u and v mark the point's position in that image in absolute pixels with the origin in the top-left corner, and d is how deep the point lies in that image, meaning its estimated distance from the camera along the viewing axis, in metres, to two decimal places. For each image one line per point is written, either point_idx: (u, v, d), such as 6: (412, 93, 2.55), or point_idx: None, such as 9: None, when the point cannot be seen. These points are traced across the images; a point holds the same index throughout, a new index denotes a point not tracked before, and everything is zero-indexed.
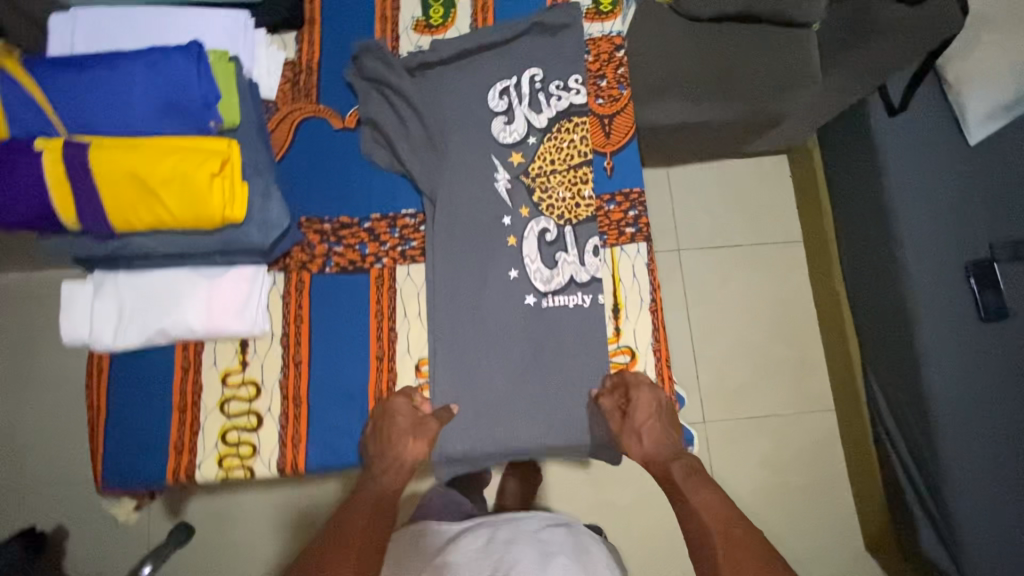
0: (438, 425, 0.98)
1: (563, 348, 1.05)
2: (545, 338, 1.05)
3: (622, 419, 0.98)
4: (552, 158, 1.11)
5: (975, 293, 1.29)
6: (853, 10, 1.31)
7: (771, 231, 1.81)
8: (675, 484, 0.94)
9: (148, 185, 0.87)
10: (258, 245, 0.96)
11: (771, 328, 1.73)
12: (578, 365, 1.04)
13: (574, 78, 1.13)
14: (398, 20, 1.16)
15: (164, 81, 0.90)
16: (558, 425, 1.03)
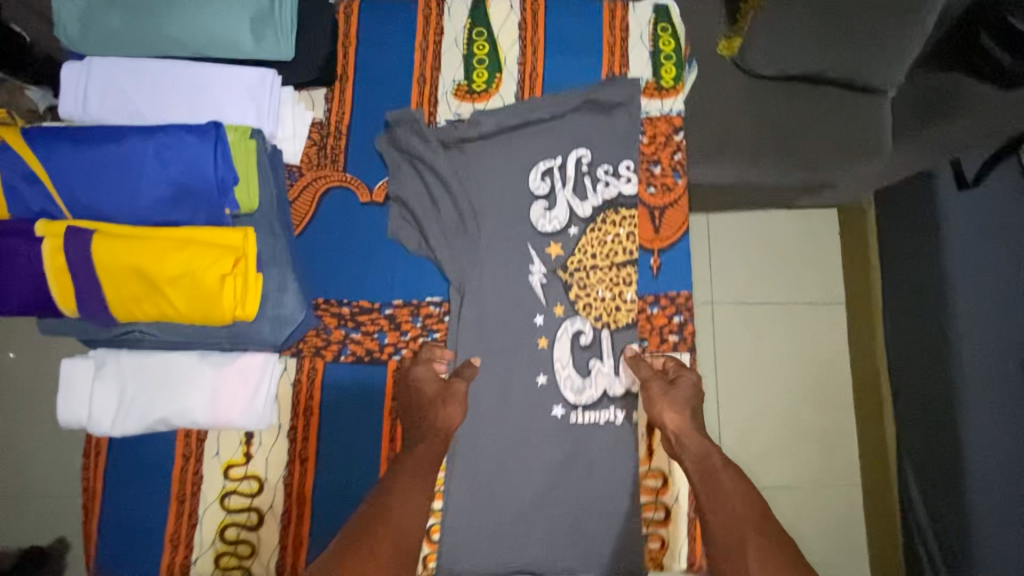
0: (465, 385, 0.94)
1: (590, 467, 0.97)
2: (571, 451, 0.97)
3: (662, 392, 0.92)
4: (594, 252, 1.02)
5: None
6: (934, 86, 1.06)
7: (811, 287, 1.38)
8: (700, 471, 0.86)
9: (154, 283, 0.80)
10: (270, 342, 0.89)
11: (807, 410, 1.32)
12: (603, 489, 0.96)
13: (625, 164, 1.03)
14: (438, 83, 1.06)
15: (178, 165, 0.81)
16: (578, 552, 0.95)
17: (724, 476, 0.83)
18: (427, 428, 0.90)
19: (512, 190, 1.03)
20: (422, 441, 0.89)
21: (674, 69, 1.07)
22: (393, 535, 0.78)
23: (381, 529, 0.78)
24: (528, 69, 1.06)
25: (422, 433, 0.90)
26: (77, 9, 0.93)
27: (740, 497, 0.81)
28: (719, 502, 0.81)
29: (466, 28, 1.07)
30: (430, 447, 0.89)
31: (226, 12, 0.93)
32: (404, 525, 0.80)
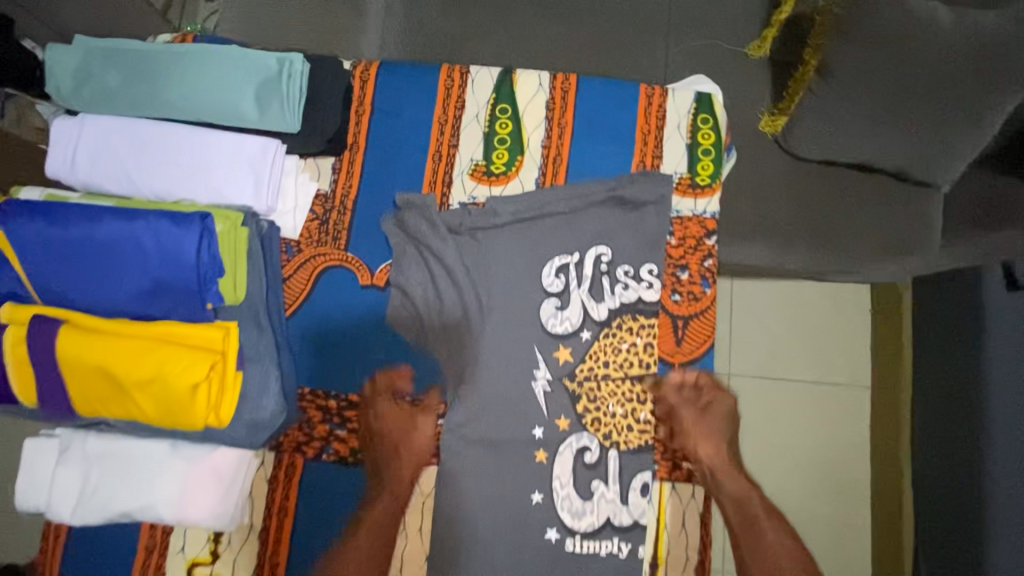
0: (433, 421, 0.92)
1: None
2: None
3: (698, 424, 0.92)
4: (606, 362, 0.93)
5: None
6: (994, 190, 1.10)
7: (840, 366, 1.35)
8: (728, 499, 0.89)
9: (121, 384, 0.73)
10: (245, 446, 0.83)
11: (830, 490, 1.28)
12: None
13: (647, 267, 0.95)
14: (455, 161, 0.99)
15: (156, 257, 0.74)
16: None
17: (756, 512, 0.89)
18: (401, 438, 0.90)
19: (523, 284, 0.94)
20: (399, 454, 0.90)
21: (713, 164, 0.99)
22: (365, 557, 0.85)
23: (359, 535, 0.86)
24: (552, 153, 0.99)
25: (398, 439, 0.90)
26: (73, 64, 0.87)
27: (779, 544, 0.87)
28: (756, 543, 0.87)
29: (489, 104, 1.00)
30: (404, 466, 0.89)
31: (232, 79, 0.87)
32: (377, 522, 0.87)
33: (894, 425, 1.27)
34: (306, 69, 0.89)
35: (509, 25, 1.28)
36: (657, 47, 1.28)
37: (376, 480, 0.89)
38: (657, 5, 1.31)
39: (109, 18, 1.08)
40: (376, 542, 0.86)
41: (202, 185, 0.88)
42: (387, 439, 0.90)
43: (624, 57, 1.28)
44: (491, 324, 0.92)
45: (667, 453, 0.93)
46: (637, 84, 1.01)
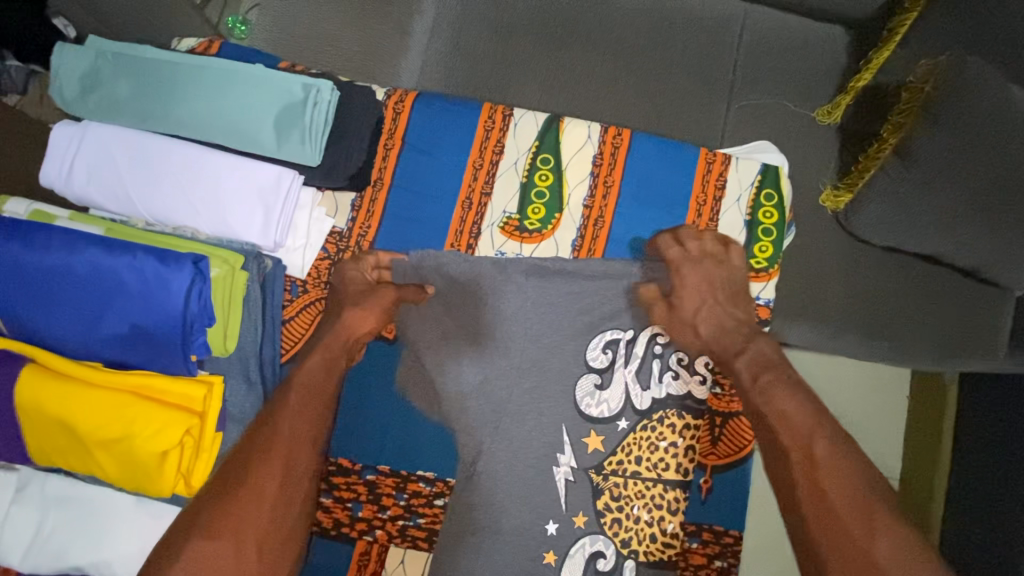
0: (394, 296, 0.84)
1: None
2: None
3: (687, 293, 0.84)
4: (639, 457, 0.83)
5: None
6: None
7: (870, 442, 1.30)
8: (776, 411, 0.71)
9: (81, 439, 0.65)
10: None
11: None
12: None
13: (703, 359, 0.85)
14: (486, 211, 0.89)
15: (138, 302, 0.66)
16: None
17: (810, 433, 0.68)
18: (335, 322, 0.81)
19: (548, 358, 0.84)
20: (351, 305, 0.82)
21: (772, 247, 0.88)
22: (290, 442, 0.71)
23: (264, 465, 0.67)
24: (595, 213, 0.89)
25: (352, 299, 0.82)
26: (82, 70, 0.81)
27: (837, 459, 0.66)
28: (820, 480, 0.64)
29: (530, 152, 0.90)
30: (360, 314, 0.81)
31: (252, 102, 0.80)
32: (296, 460, 0.70)
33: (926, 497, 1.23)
34: (334, 98, 0.81)
35: (567, 64, 1.21)
36: (718, 105, 1.22)
37: (302, 387, 0.75)
38: (725, 58, 1.23)
39: (145, 20, 1.02)
40: (290, 487, 0.69)
41: (205, 213, 0.79)
42: (339, 301, 0.83)
43: (683, 112, 1.21)
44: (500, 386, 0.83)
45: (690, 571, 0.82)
46: (697, 148, 0.91)
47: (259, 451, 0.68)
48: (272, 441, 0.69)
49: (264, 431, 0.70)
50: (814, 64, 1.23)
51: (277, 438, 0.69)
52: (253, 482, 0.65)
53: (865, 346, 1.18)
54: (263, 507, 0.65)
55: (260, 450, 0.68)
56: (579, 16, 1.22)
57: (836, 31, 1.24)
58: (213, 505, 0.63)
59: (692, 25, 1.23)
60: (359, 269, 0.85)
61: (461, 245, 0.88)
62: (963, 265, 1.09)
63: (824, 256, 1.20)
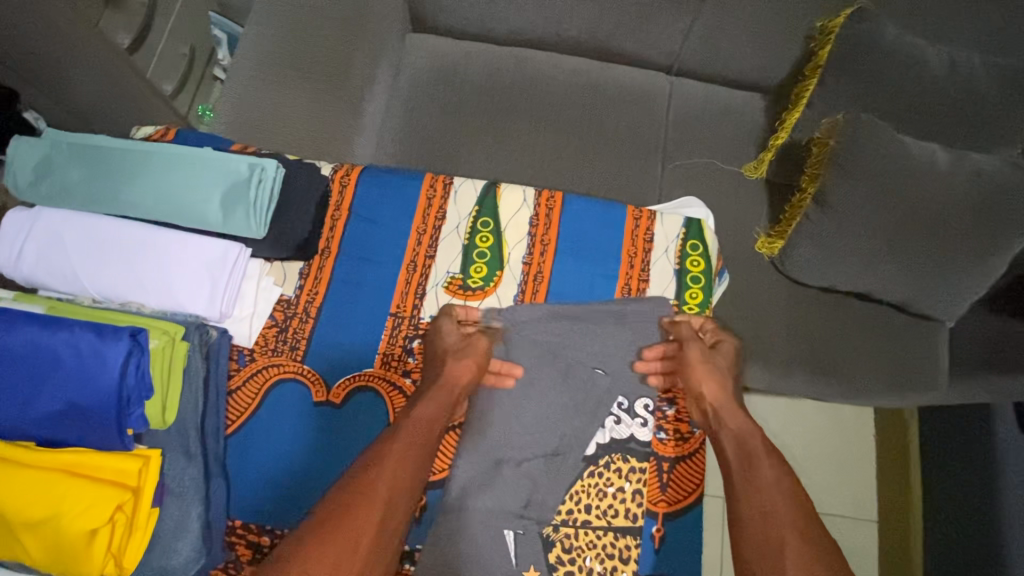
0: (487, 341, 0.89)
1: None
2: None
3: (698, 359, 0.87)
4: (587, 503, 0.84)
5: None
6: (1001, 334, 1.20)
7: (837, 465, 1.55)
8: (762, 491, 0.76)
9: (8, 523, 0.63)
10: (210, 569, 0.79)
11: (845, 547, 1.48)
12: None
13: (643, 401, 0.89)
14: (430, 272, 0.93)
15: (73, 378, 0.66)
16: None
17: (784, 524, 0.72)
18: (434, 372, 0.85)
19: (492, 407, 0.87)
20: (452, 357, 0.85)
21: (702, 293, 0.94)
22: (388, 492, 0.73)
23: (366, 513, 0.70)
24: (533, 269, 0.94)
25: (454, 350, 0.87)
26: (36, 159, 0.85)
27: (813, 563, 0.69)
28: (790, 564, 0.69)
29: (471, 216, 0.96)
30: (458, 364, 0.85)
31: (199, 181, 0.84)
32: (393, 507, 0.73)
33: (904, 486, 1.46)
34: (279, 175, 0.86)
35: (514, 136, 1.32)
36: (653, 167, 1.32)
37: (408, 438, 0.78)
38: (655, 124, 1.35)
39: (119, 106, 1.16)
40: (382, 545, 0.71)
41: (153, 288, 0.82)
42: (442, 351, 0.86)
43: (621, 173, 1.31)
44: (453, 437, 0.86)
45: None
46: (625, 205, 0.98)
47: (347, 521, 0.69)
48: (371, 493, 0.72)
49: (362, 479, 0.73)
50: (736, 125, 1.35)
51: (377, 487, 0.73)
52: (351, 528, 0.69)
53: (811, 383, 1.25)
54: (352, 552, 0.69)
55: (359, 495, 0.72)
56: (522, 96, 1.34)
57: (754, 97, 1.37)
58: (304, 547, 0.67)
59: (623, 99, 1.36)
60: (454, 324, 0.89)
61: (407, 307, 0.92)
62: (896, 300, 1.20)
63: (765, 300, 1.28)
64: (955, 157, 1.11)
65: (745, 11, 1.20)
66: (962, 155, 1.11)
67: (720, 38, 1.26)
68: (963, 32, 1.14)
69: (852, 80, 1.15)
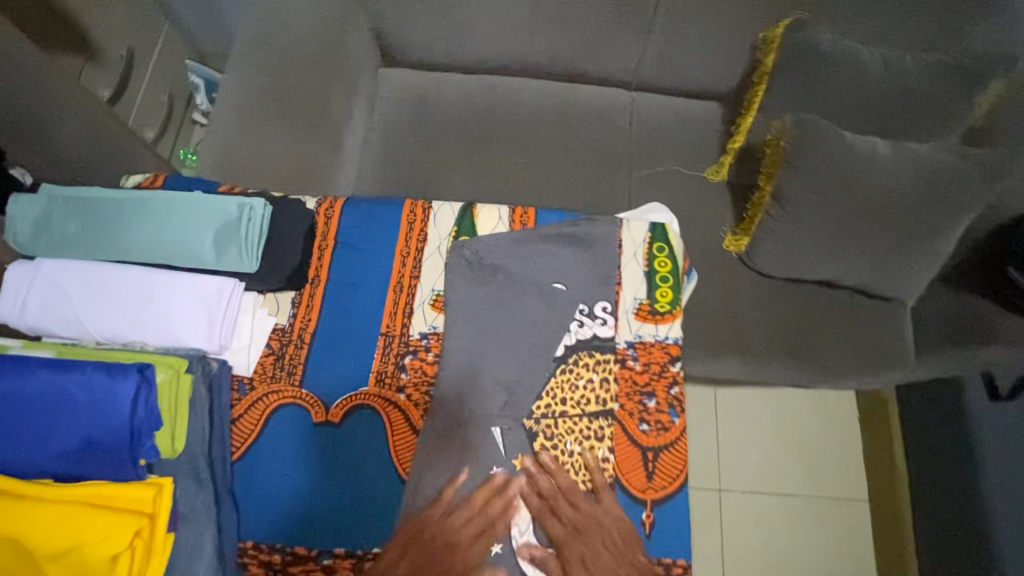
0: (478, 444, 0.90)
1: None
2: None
3: (604, 475, 0.89)
4: (563, 397, 0.93)
5: None
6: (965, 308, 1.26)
7: (823, 448, 1.71)
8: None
9: (31, 558, 0.66)
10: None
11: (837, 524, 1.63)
12: None
13: (601, 304, 0.97)
14: (416, 291, 0.99)
15: (87, 414, 0.71)
16: None
17: None
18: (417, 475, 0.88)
19: (483, 413, 0.92)
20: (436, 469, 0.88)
21: (671, 291, 1.00)
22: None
23: None
24: (510, 280, 0.98)
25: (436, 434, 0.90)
26: (34, 213, 0.90)
27: None
28: None
29: (450, 236, 1.02)
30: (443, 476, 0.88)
31: (191, 224, 0.89)
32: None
33: (890, 459, 1.59)
34: (267, 213, 0.92)
35: (488, 159, 1.39)
36: (622, 178, 1.40)
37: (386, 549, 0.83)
38: (621, 138, 1.43)
39: (105, 155, 1.20)
40: None
41: (152, 327, 0.87)
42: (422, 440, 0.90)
43: (592, 186, 1.39)
44: (451, 444, 0.90)
45: None
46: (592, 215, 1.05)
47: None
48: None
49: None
50: (694, 134, 1.44)
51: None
52: None
53: (789, 370, 1.31)
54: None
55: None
56: (492, 121, 1.42)
57: (709, 105, 1.47)
58: None
59: (588, 116, 1.44)
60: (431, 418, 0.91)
61: (396, 326, 0.97)
62: (857, 284, 1.28)
63: (736, 295, 1.35)
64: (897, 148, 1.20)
65: (693, 30, 1.29)
66: (902, 145, 1.20)
67: (673, 54, 1.35)
68: (891, 34, 1.24)
69: (795, 85, 1.24)
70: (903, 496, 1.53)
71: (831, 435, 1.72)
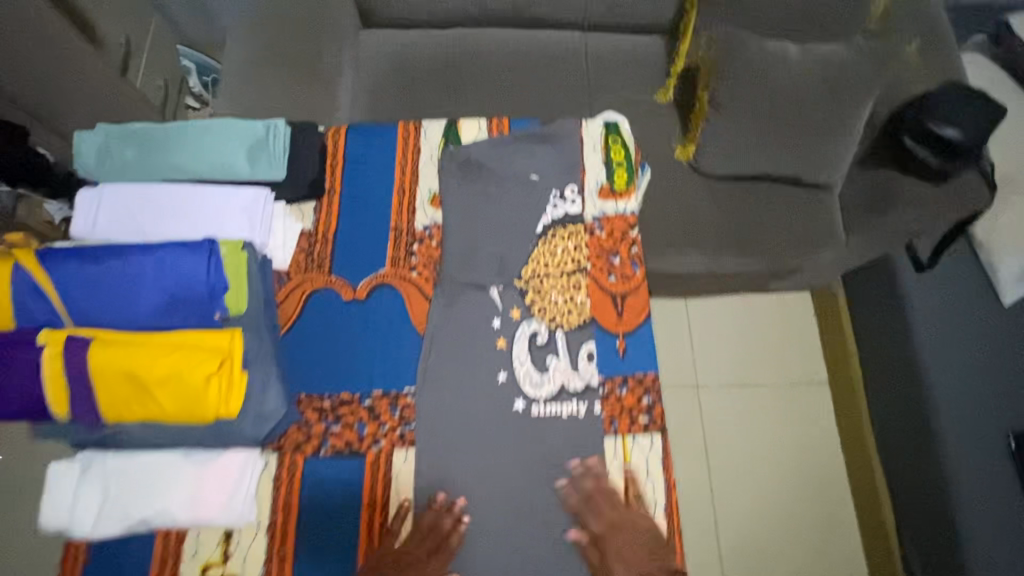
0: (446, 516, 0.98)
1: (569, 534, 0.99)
2: (563, 551, 0.97)
3: (610, 531, 0.97)
4: (546, 262, 1.13)
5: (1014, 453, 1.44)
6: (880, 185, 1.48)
7: (785, 342, 1.97)
8: None
9: (144, 384, 0.86)
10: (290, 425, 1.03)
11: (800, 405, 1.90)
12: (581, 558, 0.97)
13: (570, 187, 1.17)
14: (416, 192, 1.19)
15: (174, 277, 0.91)
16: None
17: None
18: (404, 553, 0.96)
19: (482, 280, 1.12)
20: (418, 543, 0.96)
21: (626, 174, 1.21)
22: None
23: None
24: (492, 176, 1.18)
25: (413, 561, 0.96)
26: (95, 146, 1.08)
27: None
28: None
29: (440, 146, 1.22)
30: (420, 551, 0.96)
31: (228, 143, 1.09)
32: None
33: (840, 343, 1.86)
34: (288, 131, 1.12)
35: (464, 100, 1.59)
36: (583, 106, 1.60)
37: None
38: (578, 73, 1.64)
39: None
40: None
41: (205, 228, 1.06)
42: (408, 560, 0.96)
43: (558, 114, 1.59)
44: (459, 303, 1.11)
45: (622, 410, 1.06)
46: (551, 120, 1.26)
47: None
48: None
49: None
50: (641, 64, 1.66)
51: None
52: None
53: (740, 255, 1.53)
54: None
55: None
56: (465, 68, 1.62)
57: (652, 39, 1.68)
58: None
59: (549, 57, 1.65)
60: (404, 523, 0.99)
61: (403, 220, 1.17)
62: (788, 173, 1.51)
63: (689, 195, 1.56)
64: (807, 53, 1.44)
65: None
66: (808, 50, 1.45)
67: None
68: None
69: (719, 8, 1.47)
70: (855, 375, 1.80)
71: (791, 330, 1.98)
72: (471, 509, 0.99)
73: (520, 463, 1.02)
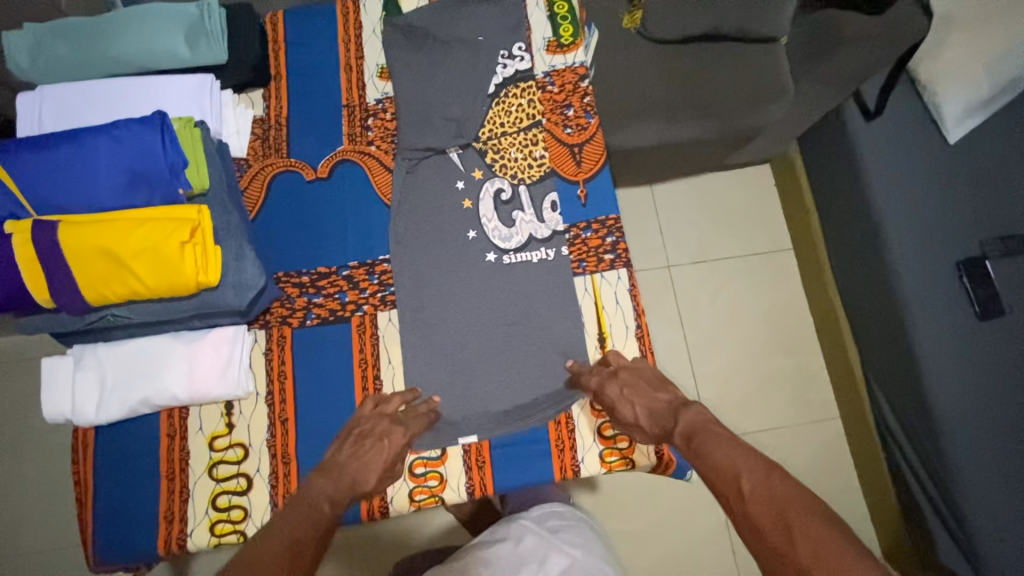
0: (421, 416, 0.99)
1: (551, 367, 1.05)
2: (545, 379, 1.04)
3: (616, 380, 0.96)
4: (502, 121, 1.15)
5: (969, 291, 1.39)
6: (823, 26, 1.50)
7: (750, 213, 1.99)
8: (723, 457, 0.78)
9: (120, 258, 0.88)
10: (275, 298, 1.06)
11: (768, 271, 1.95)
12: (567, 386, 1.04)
13: (518, 45, 1.18)
14: (364, 68, 1.19)
15: (127, 155, 0.91)
16: (553, 448, 1.02)
17: (752, 469, 0.75)
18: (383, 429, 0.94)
19: (440, 144, 1.13)
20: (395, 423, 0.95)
21: (572, 27, 1.21)
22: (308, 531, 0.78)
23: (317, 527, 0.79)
24: (439, 42, 1.18)
25: (383, 433, 0.93)
26: (27, 49, 1.06)
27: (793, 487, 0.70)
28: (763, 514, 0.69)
29: (381, 20, 1.21)
30: (392, 428, 0.94)
31: (162, 29, 1.06)
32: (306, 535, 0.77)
33: (802, 205, 1.89)
34: (222, 12, 1.09)
35: None
36: None
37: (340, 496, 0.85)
38: None
39: None
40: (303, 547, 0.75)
41: None
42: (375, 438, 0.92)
43: None
44: (420, 170, 1.13)
45: (589, 250, 1.10)
46: None
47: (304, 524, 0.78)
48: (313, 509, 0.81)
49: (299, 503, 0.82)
50: None
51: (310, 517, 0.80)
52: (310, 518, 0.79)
53: (695, 115, 1.52)
54: (396, 448, 0.92)
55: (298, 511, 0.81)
56: None
57: None
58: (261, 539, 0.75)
59: None
60: (389, 403, 0.99)
61: (354, 97, 1.17)
62: (734, 27, 1.52)
63: (640, 60, 1.56)
64: None
65: None
66: None
67: None
68: None
69: None
70: (818, 231, 1.83)
71: (755, 201, 2.01)
72: (460, 355, 1.06)
73: (498, 308, 1.07)
